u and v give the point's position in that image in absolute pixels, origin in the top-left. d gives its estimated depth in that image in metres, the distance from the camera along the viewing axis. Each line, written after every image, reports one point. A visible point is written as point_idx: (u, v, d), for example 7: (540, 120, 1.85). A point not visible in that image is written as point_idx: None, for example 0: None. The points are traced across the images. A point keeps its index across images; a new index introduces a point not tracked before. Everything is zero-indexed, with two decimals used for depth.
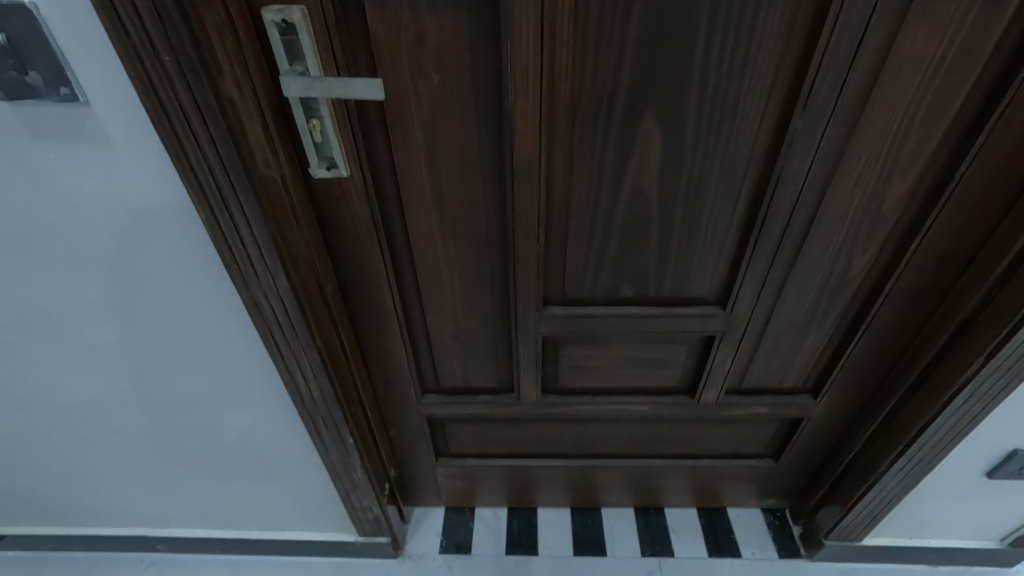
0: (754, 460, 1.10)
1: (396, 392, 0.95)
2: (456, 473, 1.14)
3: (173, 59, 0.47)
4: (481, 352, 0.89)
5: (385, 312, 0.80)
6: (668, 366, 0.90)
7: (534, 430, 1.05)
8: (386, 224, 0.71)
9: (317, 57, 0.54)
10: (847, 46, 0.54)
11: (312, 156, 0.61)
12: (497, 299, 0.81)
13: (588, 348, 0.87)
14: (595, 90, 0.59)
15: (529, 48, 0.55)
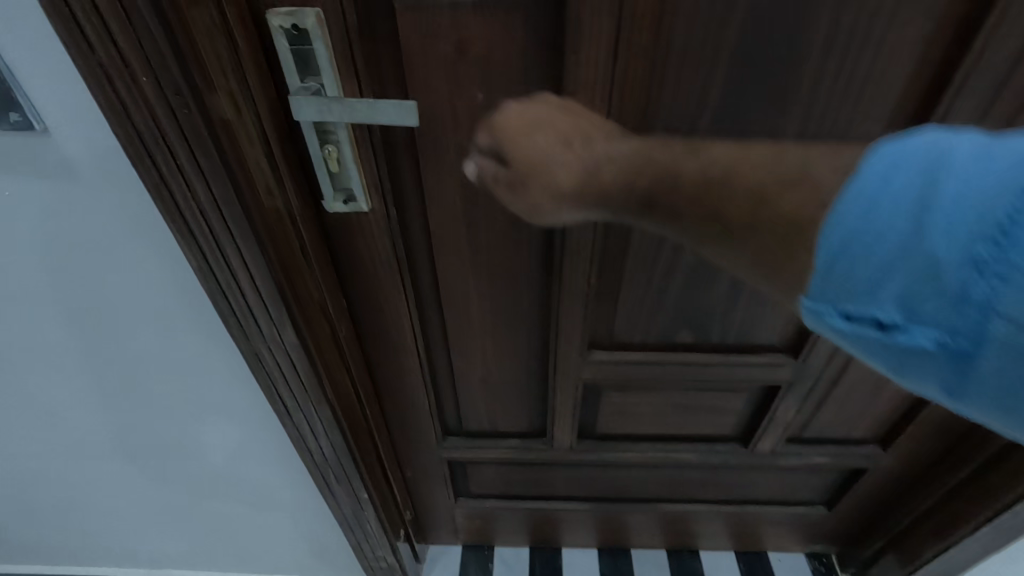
0: (805, 507, 1.00)
1: (414, 436, 0.85)
2: (476, 513, 1.04)
3: (151, 79, 0.37)
4: (512, 395, 0.79)
5: (406, 356, 0.71)
6: (721, 412, 0.80)
7: (565, 473, 0.95)
8: (410, 262, 0.61)
9: (335, 76, 0.44)
10: (1001, 61, 0.43)
11: (327, 188, 0.50)
12: (535, 341, 0.71)
13: (634, 392, 0.78)
14: (673, 112, 0.48)
15: (597, 62, 0.44)
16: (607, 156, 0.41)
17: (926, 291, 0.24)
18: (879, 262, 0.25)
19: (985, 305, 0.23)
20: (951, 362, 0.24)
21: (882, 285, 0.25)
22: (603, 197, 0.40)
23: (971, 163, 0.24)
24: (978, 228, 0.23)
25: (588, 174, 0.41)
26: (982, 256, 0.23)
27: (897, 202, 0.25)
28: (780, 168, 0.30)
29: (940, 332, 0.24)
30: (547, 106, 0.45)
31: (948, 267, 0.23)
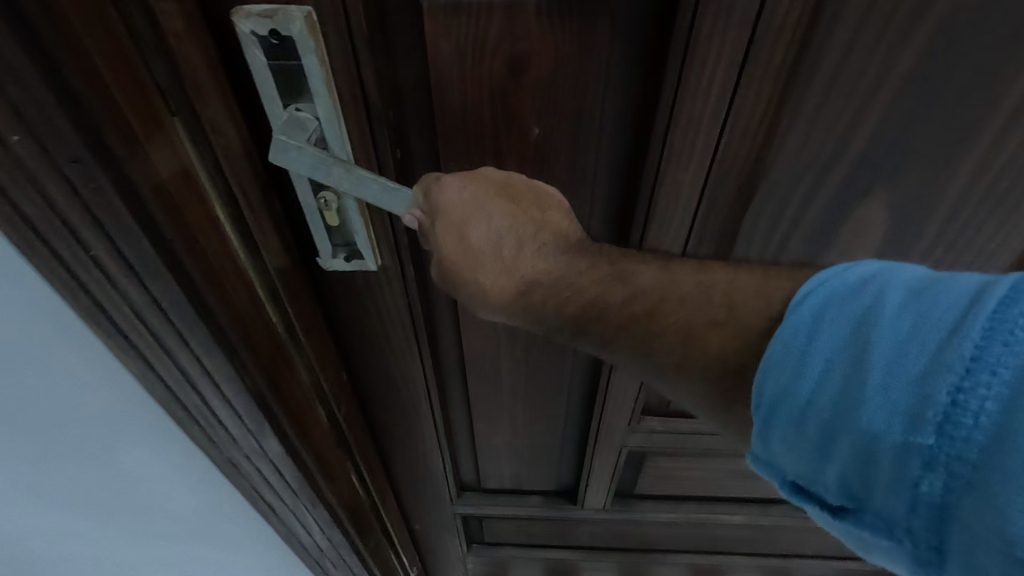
0: (855, 563, 0.90)
1: (424, 499, 0.73)
2: (489, 560, 0.94)
3: (24, 132, 0.23)
4: (541, 455, 0.68)
5: (421, 428, 0.58)
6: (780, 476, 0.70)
7: (593, 526, 0.85)
8: (430, 324, 0.49)
9: (337, 105, 0.31)
10: None
11: (324, 243, 0.38)
12: (575, 404, 0.59)
13: (682, 457, 0.68)
14: (799, 158, 0.35)
15: (706, 93, 0.31)
16: (531, 278, 0.30)
17: (874, 484, 0.20)
18: (815, 433, 0.21)
19: (941, 507, 0.18)
20: (913, 560, 0.20)
21: (827, 465, 0.21)
22: (535, 322, 0.31)
23: (908, 306, 0.20)
24: (911, 406, 0.18)
25: (518, 294, 0.31)
26: (920, 444, 0.18)
27: (824, 360, 0.21)
28: (703, 306, 0.26)
29: (894, 530, 0.20)
30: (459, 182, 0.29)
31: (888, 458, 0.19)
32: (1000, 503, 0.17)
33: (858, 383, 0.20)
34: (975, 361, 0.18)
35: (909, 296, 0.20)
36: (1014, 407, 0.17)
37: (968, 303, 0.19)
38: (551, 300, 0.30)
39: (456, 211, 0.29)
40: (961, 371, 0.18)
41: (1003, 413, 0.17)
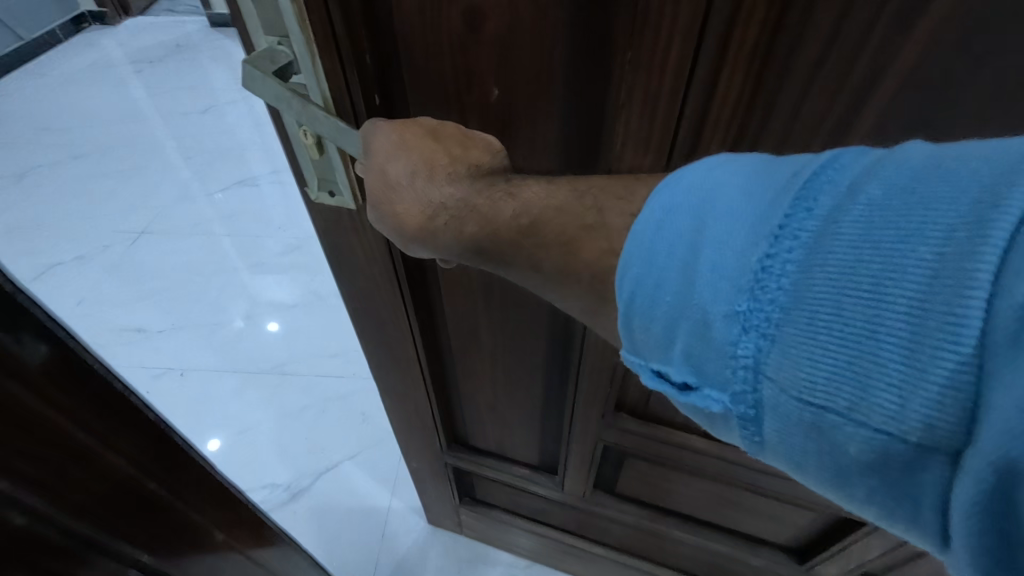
0: None
1: (415, 441, 0.78)
2: (481, 520, 0.99)
3: None
4: (522, 427, 0.73)
5: (409, 375, 0.64)
6: (761, 508, 0.72)
7: (572, 512, 0.89)
8: (410, 268, 0.52)
9: (308, 40, 0.35)
10: None
11: (316, 177, 0.43)
12: (554, 383, 0.64)
13: (662, 470, 0.72)
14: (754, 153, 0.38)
15: (661, 74, 0.35)
16: (437, 200, 0.35)
17: (708, 356, 0.25)
18: (661, 316, 0.26)
19: (755, 362, 0.24)
20: (738, 417, 0.25)
21: (673, 343, 0.26)
22: (443, 249, 0.35)
23: (726, 199, 0.25)
24: (729, 279, 0.24)
25: (427, 220, 0.35)
26: (738, 309, 0.24)
27: (667, 245, 0.26)
28: (577, 212, 0.30)
29: (725, 392, 0.25)
30: (389, 126, 0.35)
31: (716, 325, 0.24)
32: (796, 343, 0.23)
33: (691, 267, 0.25)
34: (782, 229, 0.23)
35: (742, 184, 0.25)
36: (807, 261, 0.22)
37: (784, 183, 0.24)
38: (450, 216, 0.34)
39: (381, 145, 0.34)
40: (772, 237, 0.23)
41: (799, 269, 0.23)
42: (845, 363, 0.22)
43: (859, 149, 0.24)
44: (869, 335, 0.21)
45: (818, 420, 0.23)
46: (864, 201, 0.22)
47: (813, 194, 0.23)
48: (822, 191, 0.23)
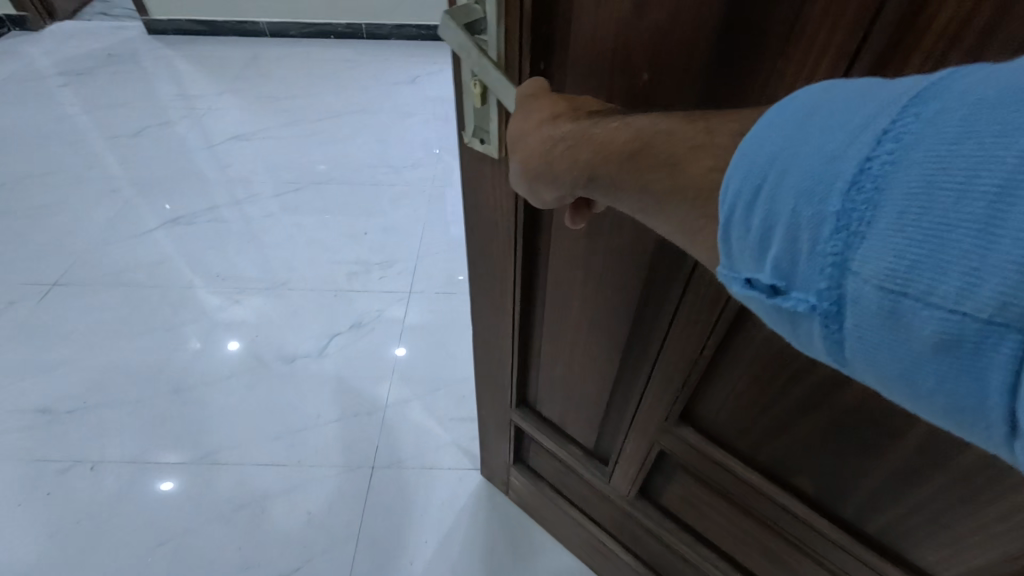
0: None
1: (498, 393, 1.10)
2: (527, 482, 1.32)
3: None
4: (582, 399, 0.98)
5: (502, 321, 0.91)
6: (790, 564, 0.85)
7: (609, 508, 1.14)
8: (526, 230, 0.75)
9: (500, 12, 0.53)
10: None
11: (474, 119, 0.65)
12: (615, 364, 0.85)
13: (693, 484, 0.92)
14: None
15: (813, 74, 0.43)
16: (554, 136, 0.45)
17: (800, 255, 0.30)
18: (759, 223, 0.31)
19: (843, 256, 0.28)
20: (822, 317, 0.30)
21: (767, 251, 0.31)
22: (552, 179, 0.47)
23: (836, 110, 0.29)
24: (830, 177, 0.28)
25: (545, 149, 0.46)
26: (830, 210, 0.28)
27: (770, 155, 0.31)
28: (687, 136, 0.36)
29: (811, 291, 0.30)
30: (531, 87, 0.50)
31: (808, 226, 0.29)
32: (880, 235, 0.26)
33: (793, 174, 0.29)
34: (886, 133, 0.27)
35: (852, 100, 0.29)
36: (902, 161, 0.26)
37: (895, 97, 0.28)
38: (559, 145, 0.44)
39: (526, 105, 0.49)
40: (875, 142, 0.27)
41: (892, 167, 0.26)
42: (927, 250, 0.25)
43: (980, 65, 0.27)
44: (961, 216, 0.24)
45: (897, 306, 0.26)
46: (972, 99, 0.25)
47: (924, 98, 0.27)
48: (930, 98, 0.26)
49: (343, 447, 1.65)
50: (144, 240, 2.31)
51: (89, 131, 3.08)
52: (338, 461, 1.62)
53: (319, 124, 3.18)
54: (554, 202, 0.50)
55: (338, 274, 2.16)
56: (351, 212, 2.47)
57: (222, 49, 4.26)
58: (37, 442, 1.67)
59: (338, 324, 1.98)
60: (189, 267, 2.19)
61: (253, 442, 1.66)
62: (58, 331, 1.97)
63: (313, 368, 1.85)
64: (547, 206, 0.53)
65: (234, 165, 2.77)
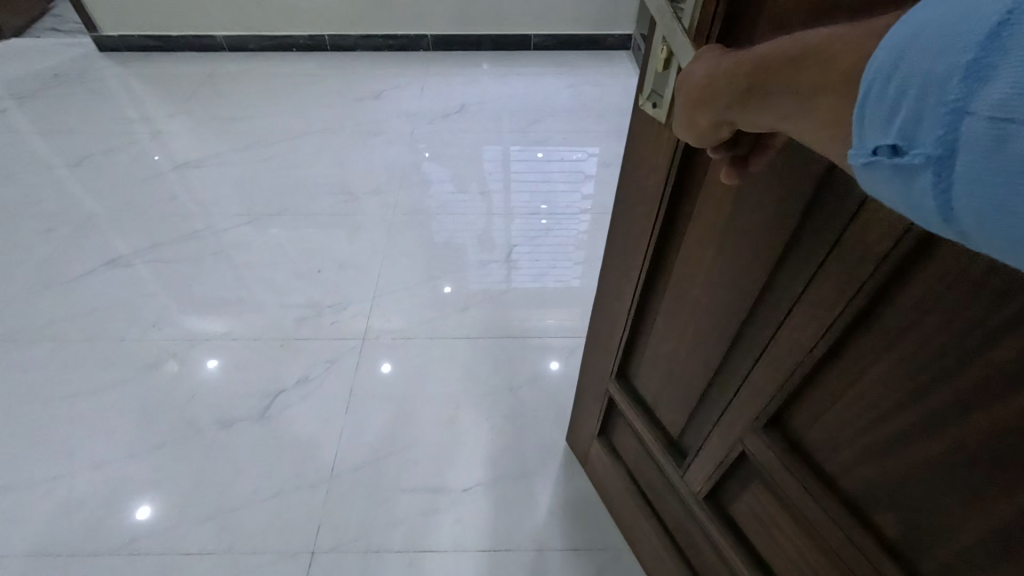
0: None
1: (607, 362, 1.45)
2: (610, 447, 1.72)
3: None
4: (677, 381, 1.20)
5: (628, 290, 1.22)
6: None
7: (678, 502, 1.40)
8: (671, 209, 1.00)
9: None
10: None
11: (653, 86, 0.85)
12: (717, 357, 1.03)
13: (762, 490, 1.06)
14: None
15: None
16: (717, 67, 0.60)
17: (926, 107, 0.34)
18: (893, 91, 0.36)
19: (967, 95, 0.32)
20: (934, 163, 0.34)
21: (897, 115, 0.36)
22: (712, 98, 0.61)
23: None
24: (968, 29, 0.32)
25: (711, 73, 0.61)
26: (963, 58, 0.32)
27: (918, 29, 0.35)
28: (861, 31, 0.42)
29: (931, 138, 0.34)
30: (708, 49, 0.67)
31: (939, 80, 0.33)
32: (1008, 63, 0.30)
33: (930, 48, 0.34)
34: None
35: None
36: None
37: None
38: (722, 73, 0.58)
39: (708, 53, 0.65)
40: None
41: None
42: None
43: None
44: None
45: (1008, 129, 0.30)
46: None
47: None
48: None
49: (295, 472, 1.99)
50: (105, 290, 2.63)
51: (61, 164, 3.37)
52: (270, 486, 1.95)
53: (279, 151, 3.45)
54: (707, 124, 0.64)
55: (292, 320, 2.48)
56: (314, 249, 2.82)
57: (175, 65, 4.27)
58: (57, 418, 2.15)
59: (282, 382, 2.25)
60: (126, 324, 2.47)
61: (206, 458, 2.03)
62: (50, 336, 2.43)
63: (254, 433, 2.10)
64: (705, 135, 0.67)
65: (208, 194, 3.15)
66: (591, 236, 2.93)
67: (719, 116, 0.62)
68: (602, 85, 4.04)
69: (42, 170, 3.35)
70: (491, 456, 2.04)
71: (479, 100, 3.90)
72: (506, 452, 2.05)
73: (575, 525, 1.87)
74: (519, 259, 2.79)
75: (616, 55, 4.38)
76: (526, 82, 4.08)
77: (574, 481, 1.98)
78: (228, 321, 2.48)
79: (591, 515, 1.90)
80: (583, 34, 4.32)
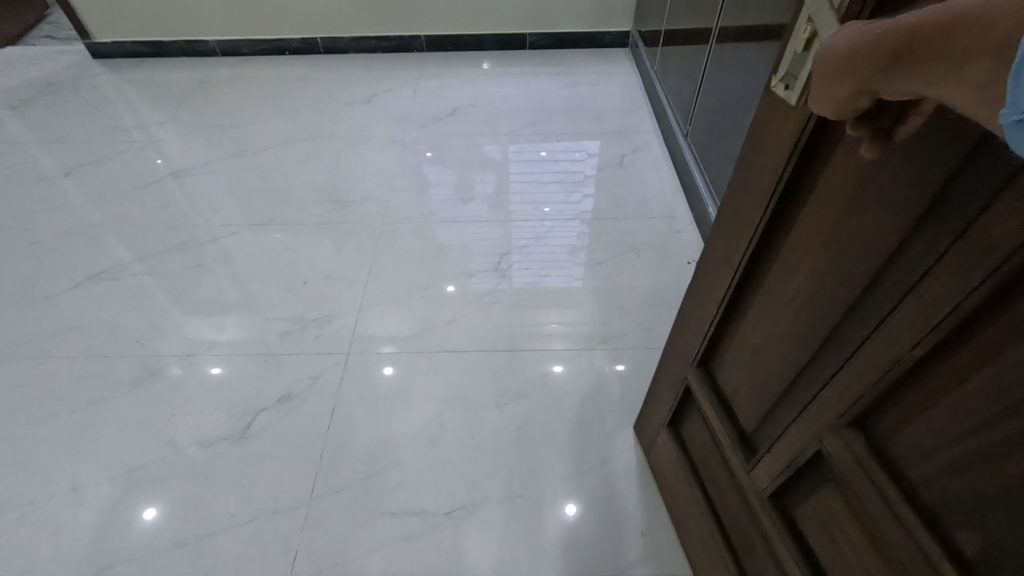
0: None
1: (688, 348, 1.38)
2: (679, 442, 1.65)
3: None
4: (756, 374, 1.11)
5: (723, 277, 1.15)
6: None
7: (740, 504, 1.31)
8: (784, 199, 0.92)
9: None
10: None
11: (789, 66, 0.80)
12: (805, 352, 0.92)
13: (830, 500, 0.94)
14: None
15: None
16: (859, 36, 0.52)
17: None
18: None
19: None
20: None
21: None
22: (848, 70, 0.53)
23: None
24: None
25: (850, 45, 0.53)
26: None
27: None
28: None
29: None
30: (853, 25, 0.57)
31: None
32: None
33: None
34: None
35: None
36: None
37: None
38: (864, 41, 0.51)
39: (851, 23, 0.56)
40: None
41: None
42: None
43: None
44: None
45: None
46: None
47: None
48: None
49: (274, 493, 1.94)
50: (87, 304, 2.58)
51: (51, 174, 3.35)
52: (248, 511, 1.90)
53: (270, 155, 3.42)
54: (842, 96, 0.56)
55: (277, 333, 2.42)
56: (302, 259, 2.77)
57: (172, 70, 4.23)
58: (45, 434, 2.12)
59: (265, 399, 2.20)
60: (107, 339, 2.43)
61: (187, 476, 1.99)
62: (40, 349, 2.40)
63: (233, 454, 2.04)
64: (839, 108, 0.58)
65: (206, 198, 3.13)
66: (588, 240, 2.84)
67: (857, 87, 0.54)
68: (599, 84, 3.94)
69: (39, 178, 3.31)
70: (474, 475, 1.97)
71: (473, 102, 3.82)
72: (497, 470, 1.98)
73: (577, 541, 1.81)
74: (509, 265, 2.72)
75: (613, 54, 4.27)
76: (523, 82, 3.99)
77: (585, 495, 1.91)
78: (215, 331, 2.45)
79: (582, 536, 1.82)
80: (582, 32, 4.22)
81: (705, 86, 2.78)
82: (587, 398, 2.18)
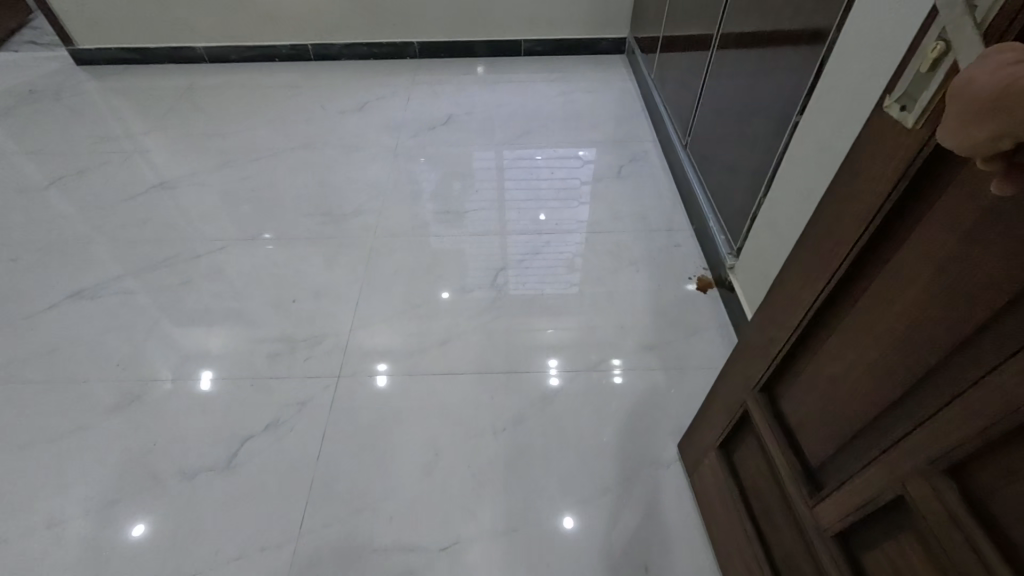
0: None
1: (750, 370, 1.29)
2: (729, 466, 1.57)
3: None
4: (829, 404, 1.03)
5: (799, 301, 1.06)
6: None
7: (800, 540, 1.23)
8: (882, 228, 0.84)
9: None
10: None
11: (908, 86, 0.73)
12: (898, 387, 0.84)
13: (908, 549, 0.86)
14: None
15: None
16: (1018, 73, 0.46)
17: None
18: None
19: None
20: None
21: None
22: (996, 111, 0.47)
23: None
24: None
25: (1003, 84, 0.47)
26: None
27: None
28: None
29: None
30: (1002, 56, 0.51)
31: None
32: None
33: None
34: None
35: None
36: None
37: None
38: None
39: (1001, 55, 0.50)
40: None
41: None
42: None
43: None
44: None
45: None
46: None
47: None
48: None
49: (257, 528, 1.85)
50: (67, 325, 2.48)
51: (33, 185, 3.23)
52: (228, 549, 1.80)
53: (257, 165, 3.33)
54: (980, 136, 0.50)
55: (264, 355, 2.33)
56: (291, 276, 2.67)
57: (160, 77, 4.12)
58: (21, 467, 2.02)
59: (251, 427, 2.10)
60: (85, 362, 2.33)
61: (166, 512, 1.89)
62: (17, 374, 2.29)
63: (216, 486, 1.95)
64: (971, 148, 0.51)
65: (194, 209, 3.03)
66: (580, 254, 2.76)
67: (1003, 129, 0.48)
68: (596, 91, 3.87)
69: (18, 191, 3.19)
70: (471, 507, 1.89)
71: (467, 110, 3.74)
72: (496, 499, 1.90)
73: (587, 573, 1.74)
74: (506, 280, 2.65)
75: (610, 60, 4.22)
76: (517, 89, 3.92)
77: (595, 524, 1.84)
78: (200, 353, 2.36)
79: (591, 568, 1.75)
80: (579, 38, 4.16)
81: (703, 96, 2.72)
82: (592, 421, 2.11)
